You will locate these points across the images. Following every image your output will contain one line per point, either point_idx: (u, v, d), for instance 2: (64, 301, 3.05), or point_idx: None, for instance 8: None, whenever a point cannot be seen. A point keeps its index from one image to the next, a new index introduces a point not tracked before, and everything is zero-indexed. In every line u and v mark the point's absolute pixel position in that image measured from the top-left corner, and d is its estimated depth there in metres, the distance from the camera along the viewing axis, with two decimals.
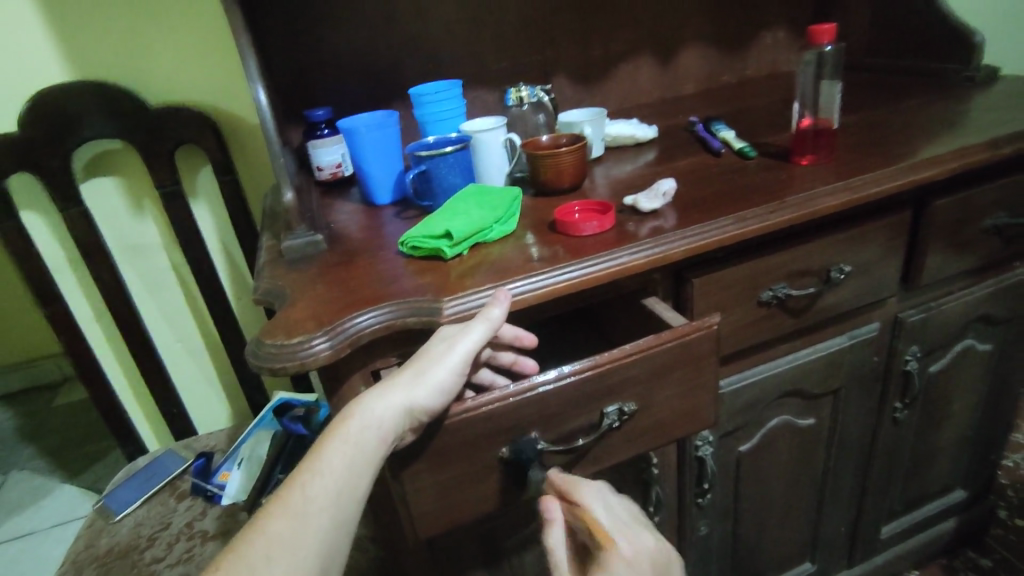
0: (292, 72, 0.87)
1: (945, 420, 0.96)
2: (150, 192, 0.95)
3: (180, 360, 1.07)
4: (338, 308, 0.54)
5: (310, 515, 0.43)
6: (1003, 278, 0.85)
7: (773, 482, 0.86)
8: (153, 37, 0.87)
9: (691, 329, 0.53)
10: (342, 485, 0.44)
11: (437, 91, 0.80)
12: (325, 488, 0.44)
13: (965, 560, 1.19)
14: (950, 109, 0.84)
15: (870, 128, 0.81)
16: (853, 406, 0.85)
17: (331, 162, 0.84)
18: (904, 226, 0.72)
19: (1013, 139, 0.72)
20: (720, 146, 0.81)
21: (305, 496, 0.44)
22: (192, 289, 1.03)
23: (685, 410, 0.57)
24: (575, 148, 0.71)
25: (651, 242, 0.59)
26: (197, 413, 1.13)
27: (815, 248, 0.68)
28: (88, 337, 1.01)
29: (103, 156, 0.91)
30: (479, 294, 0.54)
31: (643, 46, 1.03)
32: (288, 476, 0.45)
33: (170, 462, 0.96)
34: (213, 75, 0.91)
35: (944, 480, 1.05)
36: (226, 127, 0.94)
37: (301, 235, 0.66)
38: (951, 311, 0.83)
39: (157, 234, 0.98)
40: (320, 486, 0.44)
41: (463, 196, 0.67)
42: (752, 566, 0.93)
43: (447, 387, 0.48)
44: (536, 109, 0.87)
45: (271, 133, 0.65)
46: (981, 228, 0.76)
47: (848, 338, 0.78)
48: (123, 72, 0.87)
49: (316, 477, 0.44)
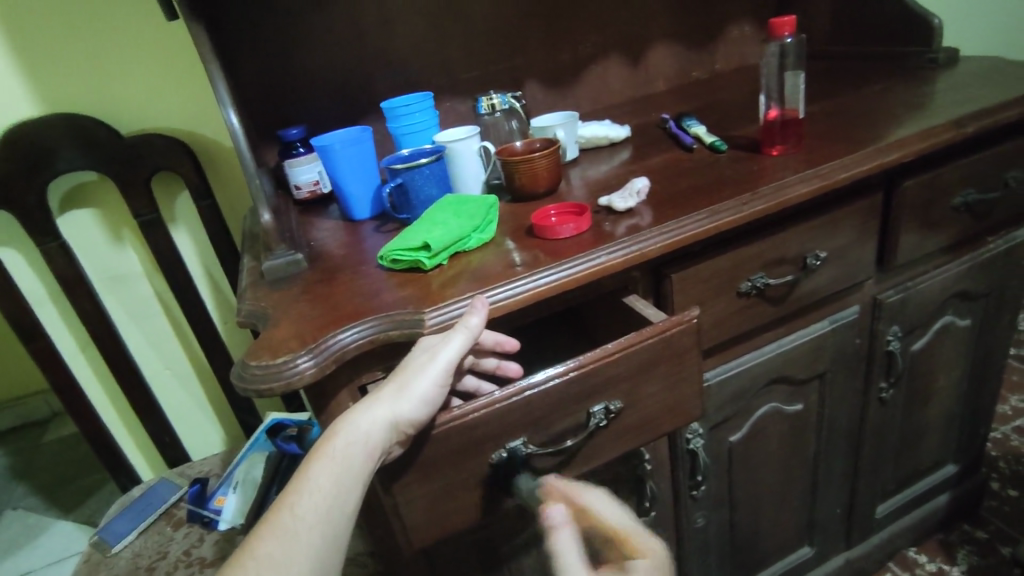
0: (265, 92, 0.87)
1: (931, 396, 0.97)
2: (128, 221, 0.95)
3: (169, 387, 1.07)
4: (322, 325, 0.54)
5: (299, 534, 0.43)
6: (978, 253, 0.87)
7: (767, 470, 0.87)
8: (121, 65, 0.86)
9: (670, 324, 0.54)
10: (330, 501, 0.44)
11: (409, 104, 0.80)
12: (313, 506, 0.44)
13: (961, 533, 1.20)
14: (915, 92, 0.85)
15: (838, 115, 0.82)
16: (839, 389, 0.86)
17: (308, 179, 0.84)
18: (874, 209, 0.74)
19: (976, 117, 0.74)
20: (692, 142, 0.83)
21: (294, 515, 0.43)
22: (177, 315, 1.03)
23: (670, 404, 0.58)
24: (549, 152, 0.72)
25: (628, 240, 0.60)
26: (189, 439, 1.13)
27: (790, 236, 0.69)
28: (74, 369, 1.00)
29: (78, 187, 0.91)
30: (458, 303, 0.55)
31: (612, 47, 1.04)
32: (276, 497, 0.45)
33: (165, 490, 0.96)
34: (185, 101, 0.91)
35: (934, 456, 1.06)
36: (202, 152, 0.94)
37: (282, 254, 0.67)
38: (929, 289, 0.84)
39: (138, 262, 0.97)
40: (308, 505, 0.44)
41: (441, 207, 0.68)
42: (750, 553, 0.94)
43: (431, 397, 0.48)
44: (508, 115, 0.87)
45: (246, 155, 0.65)
46: (951, 206, 0.78)
47: (830, 322, 0.79)
48: (94, 102, 0.87)
49: (305, 496, 0.44)
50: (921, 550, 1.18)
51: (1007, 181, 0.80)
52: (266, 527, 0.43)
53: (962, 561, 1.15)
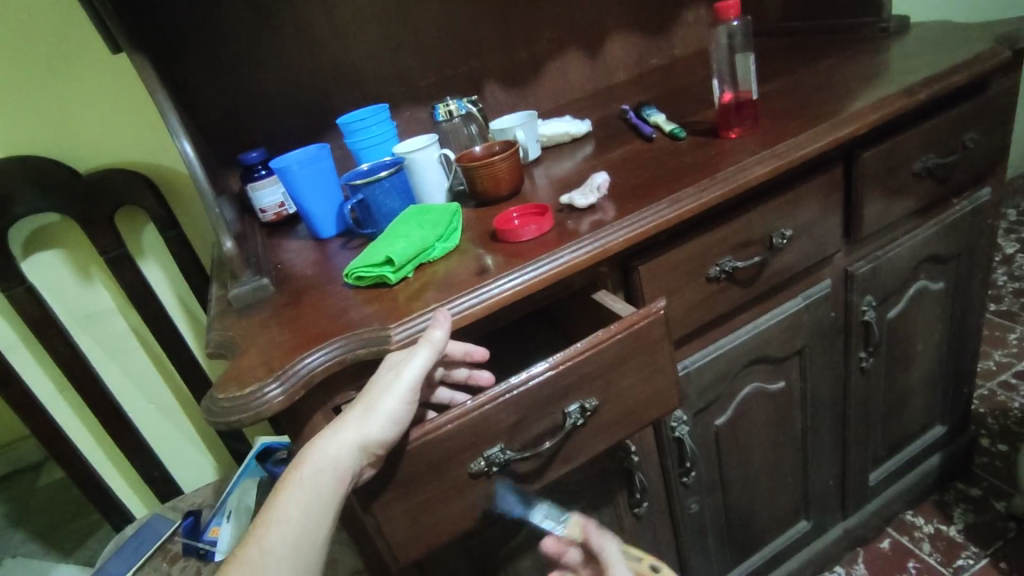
0: (221, 118, 0.86)
1: (912, 360, 0.98)
2: (96, 259, 0.94)
3: (154, 421, 1.06)
4: (290, 350, 0.54)
5: (267, 569, 0.43)
6: (944, 217, 0.88)
7: (756, 449, 0.87)
8: (73, 102, 0.85)
9: (638, 317, 0.54)
10: (299, 532, 0.44)
11: (364, 117, 0.80)
12: (282, 539, 0.44)
13: (956, 493, 1.21)
14: (868, 62, 0.86)
15: (794, 93, 0.83)
16: (819, 363, 0.87)
17: (273, 202, 0.84)
18: (835, 183, 0.74)
19: (927, 84, 0.74)
20: (651, 131, 0.83)
21: (262, 549, 0.44)
22: (156, 349, 1.01)
23: (647, 396, 0.58)
24: (508, 155, 0.72)
25: (591, 237, 0.60)
26: (179, 472, 1.12)
27: (754, 218, 0.69)
28: (55, 413, 0.99)
29: (41, 230, 0.90)
30: (423, 316, 0.54)
31: (567, 42, 1.04)
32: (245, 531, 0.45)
33: (160, 524, 0.95)
34: (143, 133, 0.90)
35: (922, 419, 1.07)
36: (164, 183, 0.93)
37: (248, 280, 0.66)
38: (898, 257, 0.85)
39: (111, 299, 0.96)
40: (277, 537, 0.44)
41: (404, 219, 0.68)
42: (748, 533, 0.95)
43: (398, 416, 0.47)
44: (467, 120, 0.87)
45: (203, 184, 0.64)
46: (912, 173, 0.78)
47: (804, 298, 0.80)
48: (49, 142, 0.86)
49: (273, 528, 0.44)
50: (918, 512, 1.20)
51: (965, 144, 0.81)
52: (235, 563, 0.43)
53: (958, 520, 1.16)
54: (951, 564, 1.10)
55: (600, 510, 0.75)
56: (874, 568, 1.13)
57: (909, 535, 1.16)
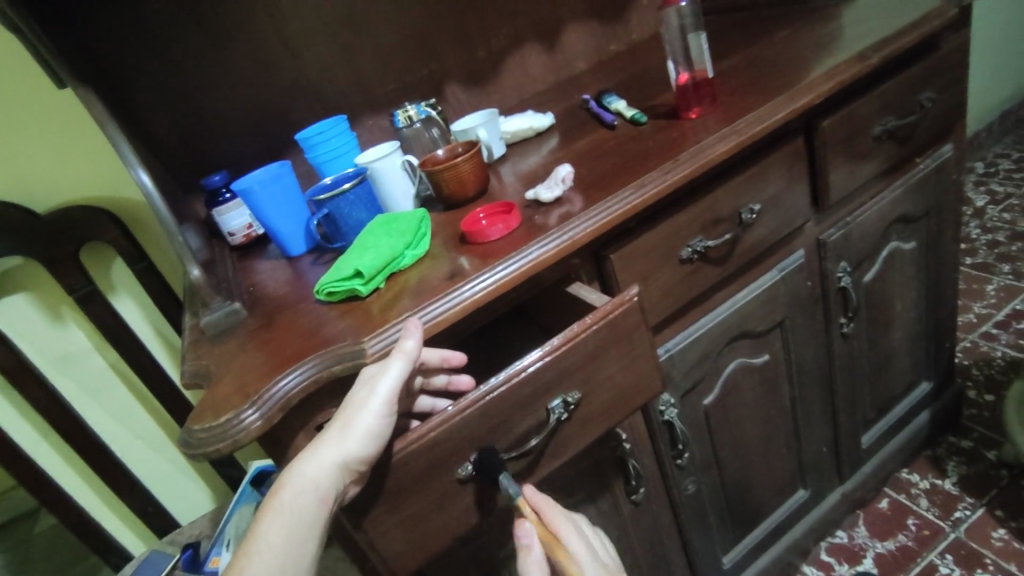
0: (179, 143, 0.85)
1: (893, 320, 0.99)
2: (65, 299, 0.92)
3: (143, 457, 1.04)
4: (264, 374, 0.53)
5: None
6: (910, 176, 0.88)
7: (748, 424, 0.88)
8: (23, 141, 0.83)
9: (612, 307, 0.54)
10: (282, 558, 0.44)
11: (322, 131, 0.80)
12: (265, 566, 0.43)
13: (948, 446, 1.23)
14: (822, 30, 0.87)
15: (751, 67, 0.83)
16: (801, 332, 0.87)
17: (240, 224, 0.83)
18: (798, 154, 0.74)
19: (879, 47, 0.75)
20: (613, 118, 0.83)
21: None
22: (137, 383, 1.00)
23: (631, 383, 0.58)
24: (471, 155, 0.71)
25: (559, 231, 0.60)
26: (174, 506, 1.09)
27: (720, 195, 0.70)
28: (42, 461, 0.96)
29: (4, 275, 0.87)
30: (396, 326, 0.54)
31: (524, 37, 1.03)
32: (229, 561, 0.44)
33: (160, 560, 0.93)
34: (100, 167, 0.88)
35: (908, 377, 1.09)
36: (127, 214, 0.91)
37: (219, 307, 0.65)
38: (868, 220, 0.85)
39: (85, 338, 0.94)
40: (260, 565, 0.43)
41: (372, 230, 0.67)
42: (748, 507, 0.95)
43: (376, 431, 0.47)
44: (428, 124, 0.87)
45: (164, 212, 0.63)
46: (873, 137, 0.79)
47: (779, 271, 0.80)
48: (5, 185, 0.84)
49: (255, 557, 0.43)
50: (913, 469, 1.21)
51: (922, 103, 0.82)
52: None
53: (952, 473, 1.18)
54: (949, 517, 1.12)
55: (599, 500, 0.75)
56: (875, 529, 1.14)
57: (906, 493, 1.18)
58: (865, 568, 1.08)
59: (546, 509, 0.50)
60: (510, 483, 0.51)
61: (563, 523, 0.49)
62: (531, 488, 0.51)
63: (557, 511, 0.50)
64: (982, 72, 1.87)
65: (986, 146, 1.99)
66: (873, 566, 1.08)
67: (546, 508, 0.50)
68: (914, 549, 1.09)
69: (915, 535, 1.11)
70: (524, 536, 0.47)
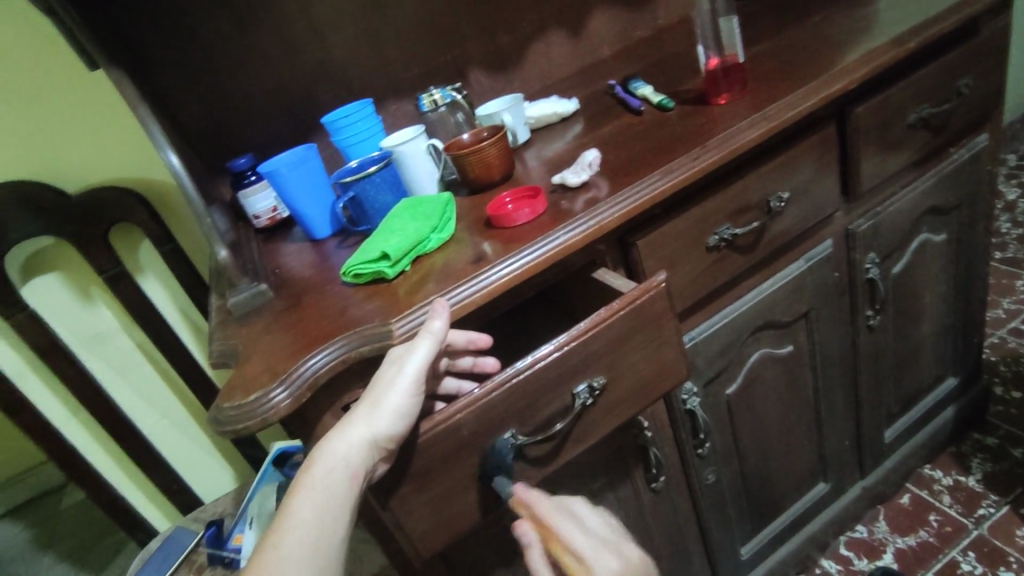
0: (207, 126, 0.86)
1: (921, 313, 0.97)
2: (95, 279, 0.93)
3: (168, 436, 1.06)
4: (293, 354, 0.54)
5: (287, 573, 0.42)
6: (943, 166, 0.86)
7: (770, 414, 0.87)
8: (56, 123, 0.84)
9: (639, 293, 0.54)
10: (314, 535, 0.44)
11: (348, 114, 0.80)
12: (297, 542, 0.44)
13: (973, 443, 1.21)
14: (856, 15, 0.84)
15: (783, 52, 0.81)
16: (827, 323, 0.86)
17: (265, 207, 0.83)
18: (829, 141, 0.73)
19: (916, 32, 0.73)
20: (640, 104, 0.82)
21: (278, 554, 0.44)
22: (163, 363, 1.01)
23: (656, 370, 0.57)
24: (497, 139, 0.71)
25: (586, 215, 0.60)
26: (198, 484, 1.12)
27: (750, 183, 0.69)
28: (71, 437, 0.99)
29: (37, 255, 0.89)
30: (422, 308, 0.54)
31: (549, 22, 1.02)
32: (261, 538, 0.45)
33: (183, 536, 0.95)
34: (129, 149, 0.89)
35: (934, 371, 1.07)
36: (155, 197, 0.92)
37: (246, 287, 0.66)
38: (899, 210, 0.84)
39: (113, 318, 0.96)
40: (292, 541, 0.44)
41: (397, 213, 0.67)
42: (768, 497, 0.95)
43: (405, 410, 0.47)
44: (453, 108, 0.86)
45: (192, 193, 0.64)
46: (907, 125, 0.77)
47: (806, 260, 0.79)
48: (38, 167, 0.86)
49: (288, 532, 0.44)
50: (936, 465, 1.20)
51: (959, 90, 0.80)
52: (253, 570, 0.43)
53: (976, 470, 1.16)
54: (973, 514, 1.10)
55: (619, 486, 0.75)
56: (895, 524, 1.13)
57: (928, 489, 1.16)
58: (885, 563, 1.07)
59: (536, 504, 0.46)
60: (504, 486, 0.51)
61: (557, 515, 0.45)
62: (521, 487, 0.48)
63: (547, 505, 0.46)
64: (1017, 61, 1.82)
65: (1019, 138, 1.94)
66: (893, 562, 1.07)
67: (537, 503, 0.46)
68: (935, 546, 1.08)
69: (937, 531, 1.10)
70: (524, 535, 0.44)
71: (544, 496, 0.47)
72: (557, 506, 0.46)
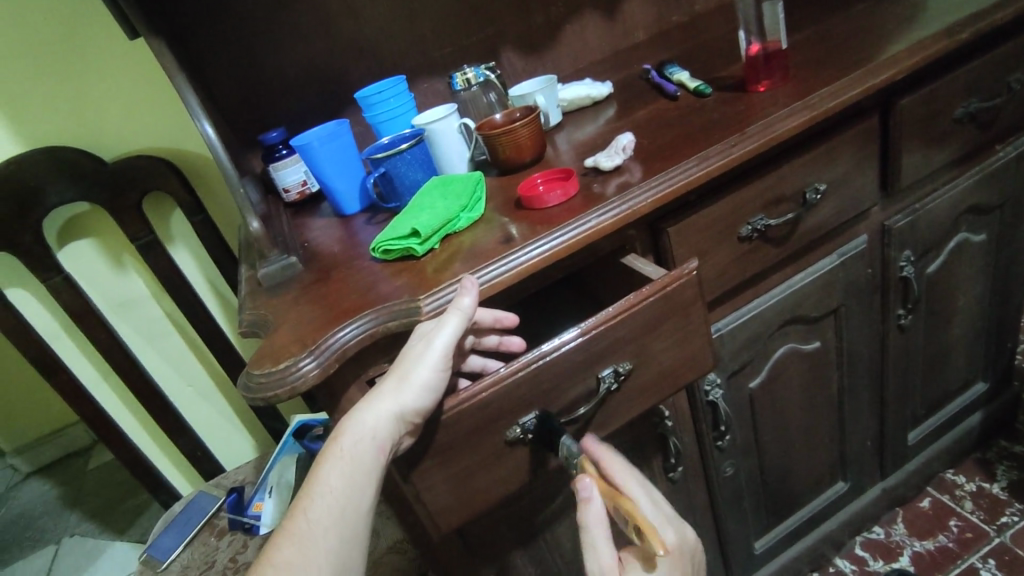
0: (241, 98, 0.86)
1: (954, 315, 0.95)
2: (127, 246, 0.95)
3: (193, 402, 1.08)
4: (321, 326, 0.54)
5: (317, 538, 0.44)
6: (987, 164, 0.84)
7: (793, 409, 0.86)
8: (93, 90, 0.86)
9: (670, 279, 0.53)
10: (342, 502, 0.45)
11: (382, 91, 0.80)
12: (327, 508, 0.45)
13: (999, 450, 1.18)
14: (904, 4, 0.82)
15: (826, 41, 0.79)
16: (856, 320, 0.84)
17: (295, 181, 0.83)
18: (871, 133, 0.71)
19: (969, 22, 0.70)
20: (675, 89, 0.80)
21: (308, 519, 0.45)
22: (191, 332, 1.03)
23: (682, 358, 0.57)
24: (530, 120, 0.70)
25: (619, 200, 0.59)
26: (220, 450, 1.14)
27: (786, 173, 0.67)
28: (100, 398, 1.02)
29: (73, 220, 0.91)
30: (451, 285, 0.54)
31: (585, 3, 1.01)
32: (290, 503, 0.46)
33: (205, 501, 0.97)
34: (163, 119, 0.90)
35: (964, 375, 1.05)
36: (187, 168, 0.93)
37: (276, 260, 0.67)
38: (938, 207, 0.81)
39: (144, 285, 0.98)
40: (321, 507, 0.45)
41: (428, 191, 0.67)
42: (785, 493, 0.94)
43: (432, 384, 0.48)
44: (485, 88, 0.86)
45: (226, 163, 0.64)
46: (952, 120, 0.75)
47: (839, 256, 0.78)
48: (76, 132, 0.87)
49: (317, 498, 0.45)
50: (959, 471, 1.18)
51: (1009, 86, 0.77)
52: (284, 534, 0.44)
53: (1001, 477, 1.14)
54: (995, 521, 1.08)
55: (636, 473, 0.75)
56: (914, 528, 1.11)
57: (950, 494, 1.14)
58: (901, 565, 1.06)
59: (607, 462, 0.49)
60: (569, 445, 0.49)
61: (626, 480, 0.48)
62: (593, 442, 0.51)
63: (617, 465, 0.49)
64: None
65: None
66: (909, 564, 1.06)
67: (609, 463, 0.49)
68: (954, 551, 1.06)
69: (957, 536, 1.08)
70: (585, 488, 0.44)
71: (616, 456, 0.50)
72: (622, 467, 0.49)
